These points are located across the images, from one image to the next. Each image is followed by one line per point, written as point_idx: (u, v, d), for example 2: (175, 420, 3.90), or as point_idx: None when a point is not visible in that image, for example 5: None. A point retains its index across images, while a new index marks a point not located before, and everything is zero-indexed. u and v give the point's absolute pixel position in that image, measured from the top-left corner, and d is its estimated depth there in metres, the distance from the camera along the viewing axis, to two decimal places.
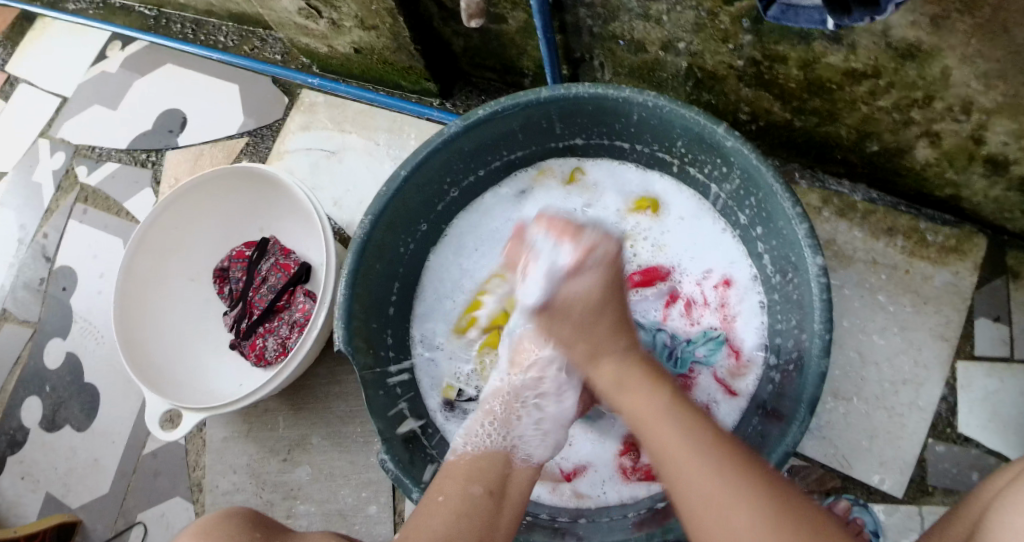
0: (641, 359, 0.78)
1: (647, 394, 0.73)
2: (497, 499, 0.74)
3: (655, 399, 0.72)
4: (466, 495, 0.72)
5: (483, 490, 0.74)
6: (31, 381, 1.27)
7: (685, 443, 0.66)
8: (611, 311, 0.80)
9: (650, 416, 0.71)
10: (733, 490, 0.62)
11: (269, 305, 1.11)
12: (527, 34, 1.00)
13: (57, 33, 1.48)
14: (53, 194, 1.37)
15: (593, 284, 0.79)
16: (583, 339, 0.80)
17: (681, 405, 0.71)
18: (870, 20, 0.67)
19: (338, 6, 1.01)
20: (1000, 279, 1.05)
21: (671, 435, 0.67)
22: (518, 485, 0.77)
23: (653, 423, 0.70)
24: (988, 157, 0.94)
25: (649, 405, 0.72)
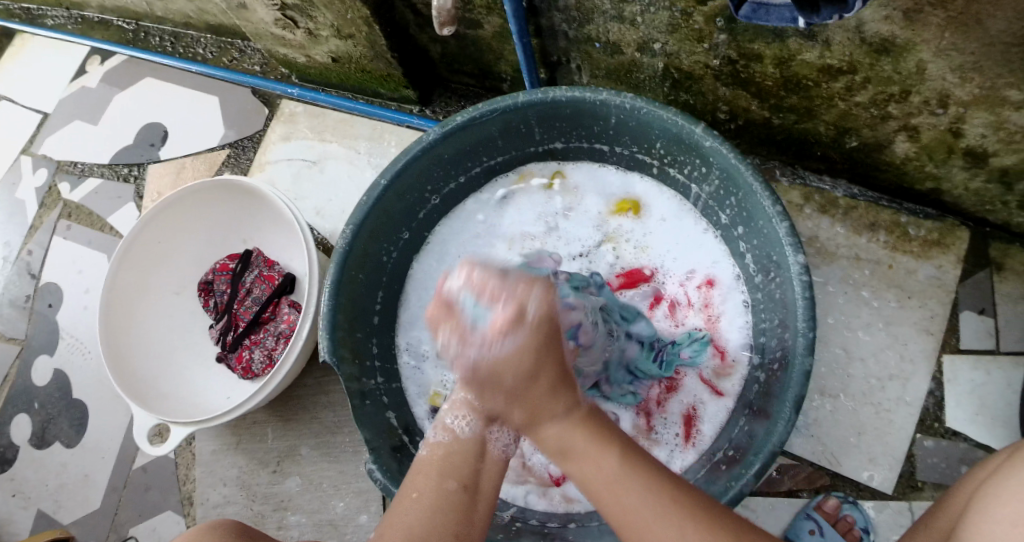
0: (584, 416, 0.70)
1: (595, 459, 0.67)
2: (473, 495, 0.70)
3: (605, 462, 0.67)
4: (440, 492, 0.69)
5: (458, 485, 0.70)
6: (19, 398, 1.27)
7: (643, 506, 0.64)
8: (549, 363, 0.69)
9: (604, 488, 0.66)
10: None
11: (254, 317, 1.11)
12: (504, 39, 1.00)
13: (37, 49, 1.48)
14: (37, 210, 1.36)
15: (524, 342, 0.68)
16: (519, 408, 0.69)
17: (634, 464, 0.67)
18: (838, 17, 0.68)
19: (314, 15, 1.01)
20: (983, 271, 1.06)
21: (631, 501, 0.65)
22: (492, 474, 0.73)
23: (610, 500, 0.66)
24: (967, 150, 0.94)
25: (600, 473, 0.67)
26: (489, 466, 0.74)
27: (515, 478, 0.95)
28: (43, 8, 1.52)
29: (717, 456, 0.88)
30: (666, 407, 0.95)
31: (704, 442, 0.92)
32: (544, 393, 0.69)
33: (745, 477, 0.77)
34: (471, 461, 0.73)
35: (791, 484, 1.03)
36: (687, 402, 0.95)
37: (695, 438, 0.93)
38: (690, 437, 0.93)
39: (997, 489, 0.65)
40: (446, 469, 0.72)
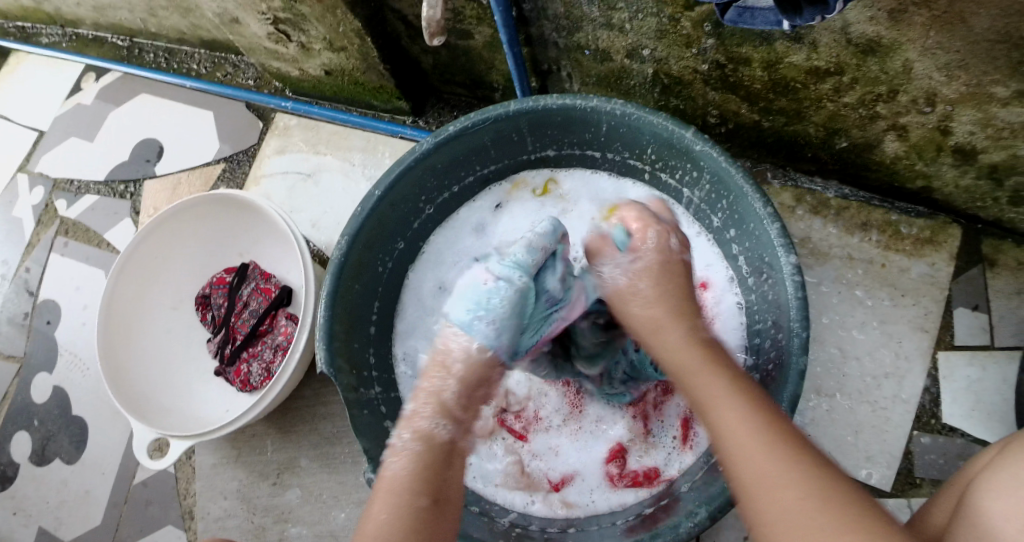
0: (705, 343, 0.74)
1: (704, 375, 0.70)
2: (442, 509, 0.68)
3: (715, 380, 0.70)
4: (412, 509, 0.66)
5: (429, 501, 0.67)
6: (19, 416, 1.27)
7: (747, 423, 0.65)
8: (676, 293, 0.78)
9: (706, 400, 0.69)
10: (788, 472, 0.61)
11: (251, 329, 1.11)
12: (494, 49, 1.01)
13: (31, 67, 1.49)
14: (34, 228, 1.37)
15: (653, 266, 0.79)
16: (649, 321, 0.77)
17: (747, 392, 0.69)
18: (822, 18, 0.69)
19: (306, 29, 1.02)
20: (976, 268, 1.06)
21: (737, 415, 0.66)
22: (456, 485, 0.71)
23: (710, 411, 0.68)
24: (956, 148, 0.95)
25: (706, 386, 0.70)
26: (454, 474, 0.72)
27: (514, 484, 0.95)
28: (38, 26, 1.54)
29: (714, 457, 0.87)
30: (663, 411, 0.96)
31: (701, 444, 0.92)
32: (672, 313, 0.77)
33: None
34: (438, 473, 0.70)
35: None
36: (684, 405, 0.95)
37: (693, 441, 0.93)
38: (688, 440, 0.93)
39: (991, 482, 0.65)
40: (418, 483, 0.68)
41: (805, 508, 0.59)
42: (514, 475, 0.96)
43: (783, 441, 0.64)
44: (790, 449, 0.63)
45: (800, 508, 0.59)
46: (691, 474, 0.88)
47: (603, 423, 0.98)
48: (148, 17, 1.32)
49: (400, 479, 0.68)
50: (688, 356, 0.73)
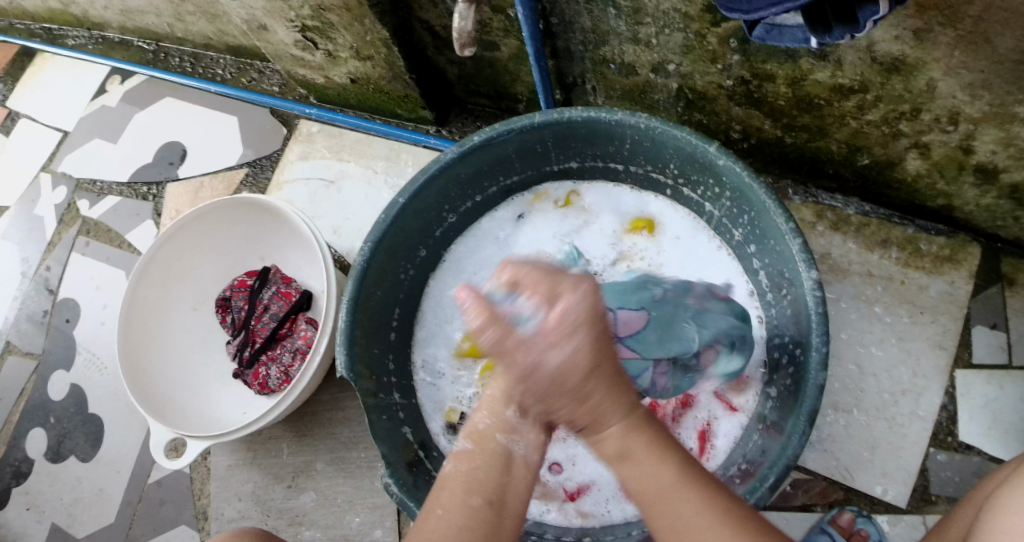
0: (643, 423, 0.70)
1: (655, 467, 0.68)
2: (498, 512, 0.69)
3: (664, 472, 0.67)
4: (465, 510, 0.68)
5: (483, 502, 0.69)
6: (36, 412, 1.28)
7: (692, 511, 0.65)
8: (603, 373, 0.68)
9: (659, 492, 0.67)
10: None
11: (271, 333, 1.12)
12: (520, 61, 1.02)
13: (57, 68, 1.51)
14: (55, 227, 1.38)
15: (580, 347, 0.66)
16: (556, 387, 0.68)
17: (692, 477, 0.68)
18: (850, 37, 0.68)
19: (334, 37, 1.03)
20: (995, 287, 1.06)
21: (691, 509, 0.65)
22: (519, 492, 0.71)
23: (659, 506, 0.67)
24: (977, 167, 0.95)
25: (659, 480, 0.67)
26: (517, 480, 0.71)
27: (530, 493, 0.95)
28: (64, 28, 1.56)
29: (731, 471, 0.89)
30: (681, 423, 0.96)
31: (717, 457, 0.93)
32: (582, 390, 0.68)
33: (760, 491, 0.78)
34: (496, 477, 0.71)
35: (804, 499, 1.04)
36: (701, 418, 0.96)
37: (709, 453, 0.94)
38: (705, 453, 0.93)
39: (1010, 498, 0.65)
40: (472, 484, 0.70)
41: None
42: None
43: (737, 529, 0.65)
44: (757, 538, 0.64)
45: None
46: None
47: None
48: (175, 21, 1.33)
49: (461, 477, 0.71)
50: (615, 436, 0.69)
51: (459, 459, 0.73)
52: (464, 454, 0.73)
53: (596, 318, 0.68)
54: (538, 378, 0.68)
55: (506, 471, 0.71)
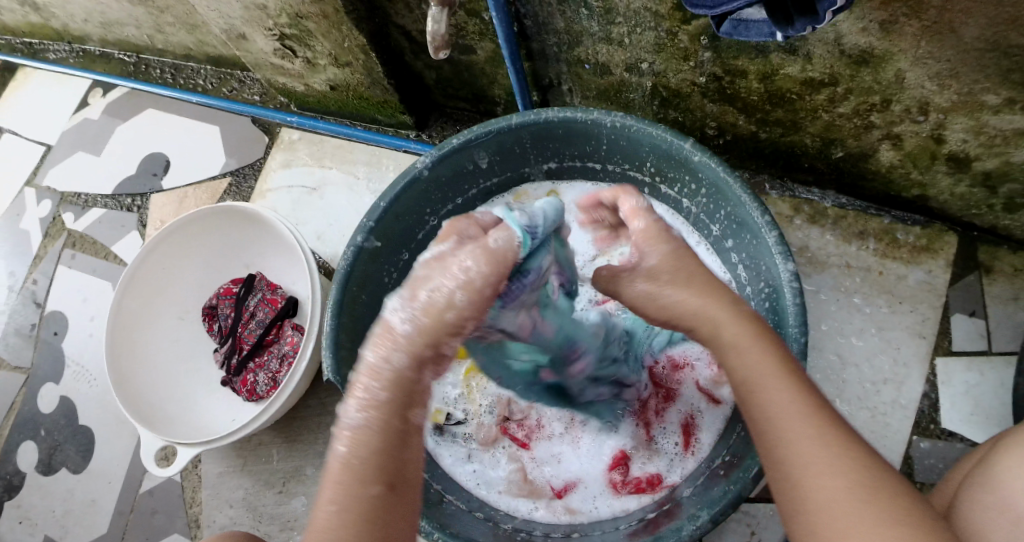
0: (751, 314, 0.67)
1: (760, 354, 0.64)
2: (402, 491, 0.58)
3: (769, 361, 0.64)
4: (362, 502, 0.56)
5: (383, 488, 0.57)
6: (26, 426, 1.28)
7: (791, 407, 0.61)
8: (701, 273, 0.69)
9: (762, 378, 0.63)
10: (828, 472, 0.58)
11: (258, 339, 1.13)
12: (497, 64, 1.03)
13: (38, 82, 1.51)
14: (41, 240, 1.39)
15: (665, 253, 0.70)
16: (677, 287, 0.68)
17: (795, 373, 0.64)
18: (813, 29, 0.70)
19: (312, 44, 1.04)
20: (972, 275, 1.08)
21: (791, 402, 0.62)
22: (416, 461, 0.60)
23: (760, 392, 0.63)
24: (950, 156, 0.97)
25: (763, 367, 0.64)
26: (413, 450, 0.60)
27: (517, 491, 0.96)
28: (45, 42, 1.56)
29: (715, 462, 0.89)
30: (664, 417, 0.97)
31: (703, 450, 0.94)
32: (705, 285, 0.68)
33: (743, 480, 0.78)
34: (392, 455, 0.58)
35: None
36: (684, 411, 0.97)
37: (695, 446, 0.94)
38: (690, 445, 0.94)
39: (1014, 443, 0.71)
40: (370, 468, 0.57)
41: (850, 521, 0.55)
42: (518, 482, 0.97)
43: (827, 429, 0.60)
44: (837, 440, 0.59)
45: (845, 520, 0.55)
46: (694, 479, 0.90)
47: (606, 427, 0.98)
48: (156, 33, 1.34)
49: (345, 469, 0.57)
50: (728, 325, 0.66)
51: (350, 440, 0.57)
52: (358, 438, 0.57)
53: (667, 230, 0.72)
54: (647, 285, 0.70)
55: (405, 444, 0.59)
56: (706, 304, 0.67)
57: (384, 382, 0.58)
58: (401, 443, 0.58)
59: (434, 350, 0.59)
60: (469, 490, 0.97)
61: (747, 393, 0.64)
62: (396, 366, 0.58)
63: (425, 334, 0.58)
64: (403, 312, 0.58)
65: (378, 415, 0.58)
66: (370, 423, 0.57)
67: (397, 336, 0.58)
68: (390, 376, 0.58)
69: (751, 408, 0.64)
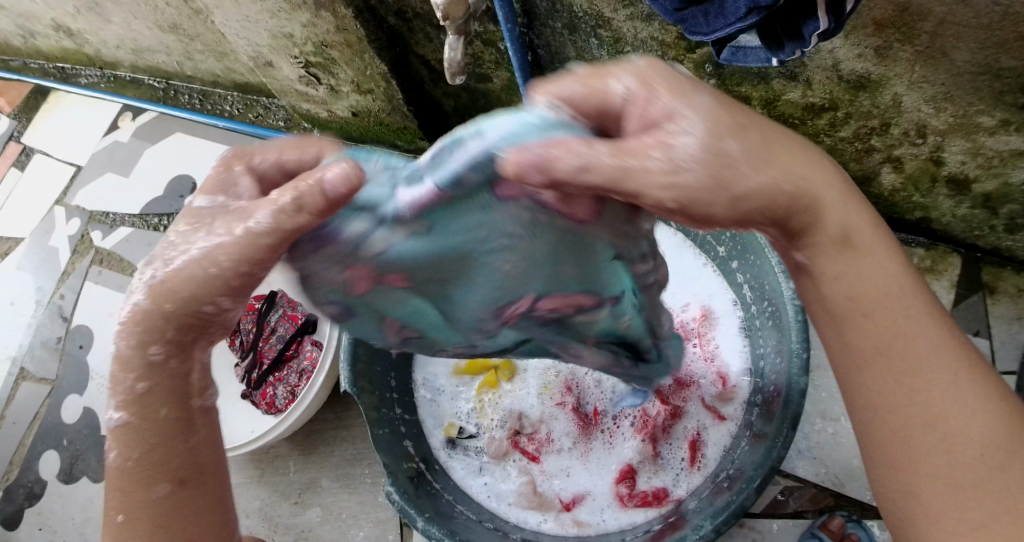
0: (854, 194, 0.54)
1: (878, 264, 0.54)
2: (195, 481, 0.59)
3: (887, 275, 0.54)
4: (152, 502, 0.57)
5: (172, 485, 0.58)
6: (49, 435, 1.32)
7: (919, 343, 0.54)
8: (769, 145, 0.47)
9: (876, 298, 0.54)
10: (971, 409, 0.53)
11: (279, 354, 1.17)
12: (512, 91, 1.08)
13: (70, 105, 1.58)
14: (69, 257, 1.44)
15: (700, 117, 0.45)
16: (765, 145, 0.48)
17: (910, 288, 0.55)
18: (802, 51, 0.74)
19: (336, 72, 1.09)
20: (976, 295, 1.10)
21: (918, 337, 0.54)
22: (204, 449, 0.60)
23: (880, 317, 0.54)
24: (949, 178, 0.99)
25: (878, 282, 0.54)
26: (202, 437, 0.60)
27: (527, 504, 0.99)
28: (77, 68, 1.63)
29: (719, 477, 0.91)
30: (671, 433, 1.00)
31: (708, 465, 0.96)
32: (800, 148, 0.51)
33: (746, 490, 0.80)
34: (172, 447, 0.58)
35: (796, 505, 1.06)
36: (691, 428, 0.99)
37: (700, 461, 0.97)
38: (696, 461, 0.97)
39: None
40: (150, 469, 0.57)
41: (998, 468, 0.52)
42: (527, 494, 0.99)
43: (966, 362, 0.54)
44: (959, 377, 0.54)
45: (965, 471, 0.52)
46: (698, 494, 0.92)
47: (615, 442, 1.01)
48: (185, 60, 1.40)
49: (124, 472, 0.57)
50: (836, 214, 0.53)
51: (117, 440, 0.57)
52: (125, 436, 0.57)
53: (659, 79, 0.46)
54: (692, 166, 0.45)
55: (188, 431, 0.59)
56: (816, 175, 0.51)
57: (139, 374, 0.55)
58: (179, 436, 0.58)
59: (196, 309, 0.52)
60: (480, 501, 1.00)
61: (855, 306, 0.55)
62: (152, 359, 0.55)
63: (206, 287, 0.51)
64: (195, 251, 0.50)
65: (141, 413, 0.57)
66: (133, 421, 0.56)
67: (172, 276, 0.51)
68: (141, 368, 0.55)
69: (856, 326, 0.55)
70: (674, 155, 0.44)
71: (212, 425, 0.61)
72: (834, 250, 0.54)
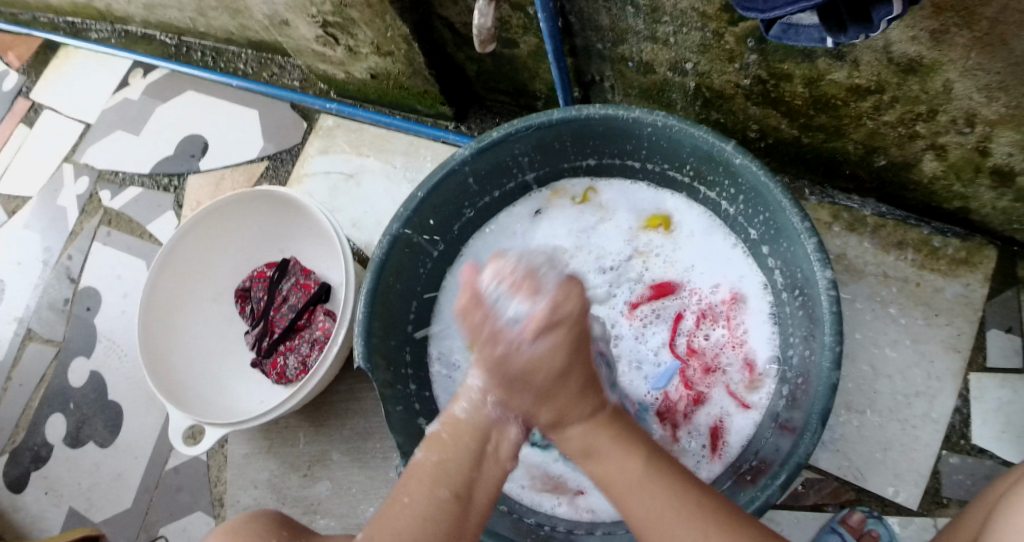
0: (606, 420, 0.84)
1: (616, 457, 0.81)
2: (464, 502, 0.80)
3: (625, 461, 0.81)
4: (433, 501, 0.79)
5: (449, 495, 0.79)
6: (56, 399, 1.30)
7: (666, 507, 0.76)
8: (576, 372, 0.82)
9: (621, 486, 0.80)
10: (695, 532, 0.74)
11: (290, 323, 1.15)
12: (539, 58, 1.04)
13: (80, 61, 1.54)
14: (78, 217, 1.41)
15: (556, 344, 0.80)
16: (524, 367, 0.81)
17: (654, 466, 0.80)
18: (866, 38, 0.68)
19: (355, 33, 1.04)
20: (1010, 291, 1.06)
21: (656, 496, 0.77)
22: (484, 486, 0.83)
23: (632, 498, 0.79)
24: (994, 169, 0.95)
25: (619, 472, 0.80)
26: (484, 483, 0.83)
27: (541, 486, 0.98)
28: (87, 22, 1.59)
29: (744, 468, 0.90)
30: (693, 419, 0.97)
31: (730, 454, 0.94)
32: (576, 348, 0.81)
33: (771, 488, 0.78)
34: (466, 474, 0.82)
35: (816, 498, 1.04)
36: (714, 415, 0.97)
37: (722, 450, 0.94)
38: (718, 449, 0.95)
39: None
40: (439, 476, 0.81)
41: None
42: (541, 477, 0.99)
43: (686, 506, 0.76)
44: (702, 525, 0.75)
45: None
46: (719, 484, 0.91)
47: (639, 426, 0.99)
48: (198, 16, 1.36)
49: (430, 469, 0.81)
50: (578, 434, 0.84)
51: (428, 451, 0.85)
52: (437, 445, 0.85)
53: (575, 322, 0.80)
54: (540, 365, 0.81)
55: (476, 467, 0.83)
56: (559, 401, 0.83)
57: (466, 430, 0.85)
58: (474, 472, 0.83)
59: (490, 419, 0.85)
60: None
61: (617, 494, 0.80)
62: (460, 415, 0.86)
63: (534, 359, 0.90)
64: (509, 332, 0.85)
65: (448, 452, 0.84)
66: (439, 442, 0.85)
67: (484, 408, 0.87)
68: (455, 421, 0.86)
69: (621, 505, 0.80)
70: (528, 353, 0.80)
71: (486, 473, 0.84)
72: (585, 455, 0.84)
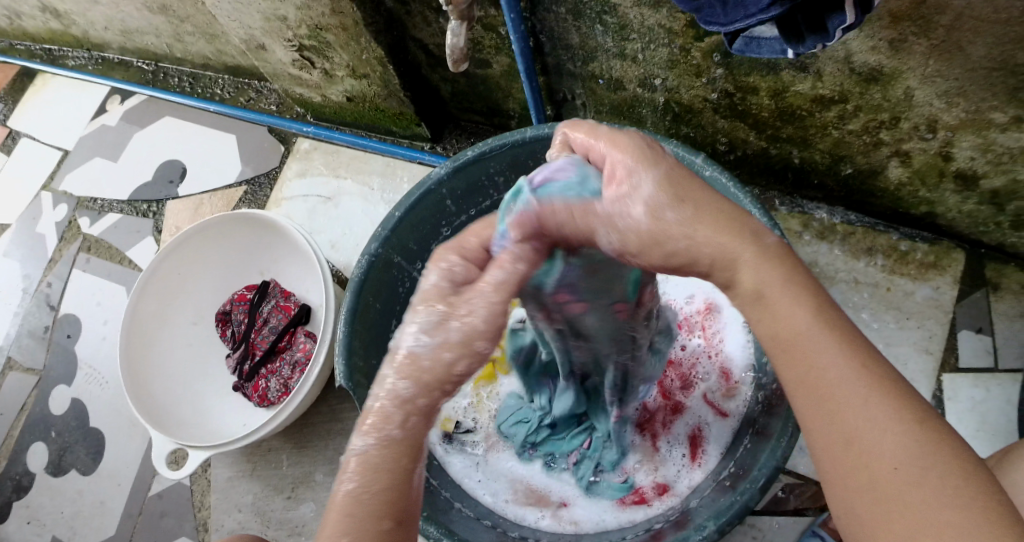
0: (775, 252, 0.59)
1: (790, 309, 0.57)
2: (407, 528, 0.56)
3: (802, 315, 0.57)
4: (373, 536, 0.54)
5: (393, 524, 0.55)
6: (37, 426, 1.29)
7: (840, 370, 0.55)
8: (700, 203, 0.60)
9: (794, 338, 0.57)
10: (876, 415, 0.53)
11: (271, 345, 1.16)
12: (512, 77, 1.06)
13: (57, 88, 1.55)
14: (57, 244, 1.40)
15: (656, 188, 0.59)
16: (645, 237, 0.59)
17: (840, 332, 0.56)
18: (823, 47, 0.71)
19: (331, 56, 1.06)
20: (979, 292, 1.08)
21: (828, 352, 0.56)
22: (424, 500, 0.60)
23: (807, 357, 0.56)
24: (958, 174, 0.98)
25: (794, 323, 0.57)
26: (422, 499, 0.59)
27: (524, 500, 0.99)
28: (64, 49, 1.60)
29: (722, 474, 0.90)
30: (671, 429, 0.99)
31: (710, 461, 0.95)
32: (725, 219, 0.59)
33: (749, 490, 0.78)
34: (407, 491, 0.57)
35: (797, 503, 1.04)
36: (692, 423, 0.98)
37: (701, 458, 0.95)
38: (697, 457, 0.96)
39: None
40: (378, 504, 0.55)
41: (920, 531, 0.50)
42: (524, 491, 1.00)
43: (880, 389, 0.54)
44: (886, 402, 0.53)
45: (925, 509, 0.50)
46: (700, 491, 0.91)
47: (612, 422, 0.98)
48: (174, 42, 1.37)
49: (363, 497, 0.55)
50: (747, 274, 0.58)
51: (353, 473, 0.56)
52: (366, 467, 0.56)
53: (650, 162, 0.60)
54: (661, 216, 0.59)
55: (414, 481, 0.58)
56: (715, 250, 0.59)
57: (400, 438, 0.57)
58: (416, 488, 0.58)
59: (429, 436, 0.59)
60: (477, 497, 1.00)
61: (781, 346, 0.58)
62: (392, 433, 0.57)
63: (490, 323, 0.57)
64: (611, 235, 0.60)
65: (383, 472, 0.56)
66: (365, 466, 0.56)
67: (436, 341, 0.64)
68: (387, 436, 0.57)
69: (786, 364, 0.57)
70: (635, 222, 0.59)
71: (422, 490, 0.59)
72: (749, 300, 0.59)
